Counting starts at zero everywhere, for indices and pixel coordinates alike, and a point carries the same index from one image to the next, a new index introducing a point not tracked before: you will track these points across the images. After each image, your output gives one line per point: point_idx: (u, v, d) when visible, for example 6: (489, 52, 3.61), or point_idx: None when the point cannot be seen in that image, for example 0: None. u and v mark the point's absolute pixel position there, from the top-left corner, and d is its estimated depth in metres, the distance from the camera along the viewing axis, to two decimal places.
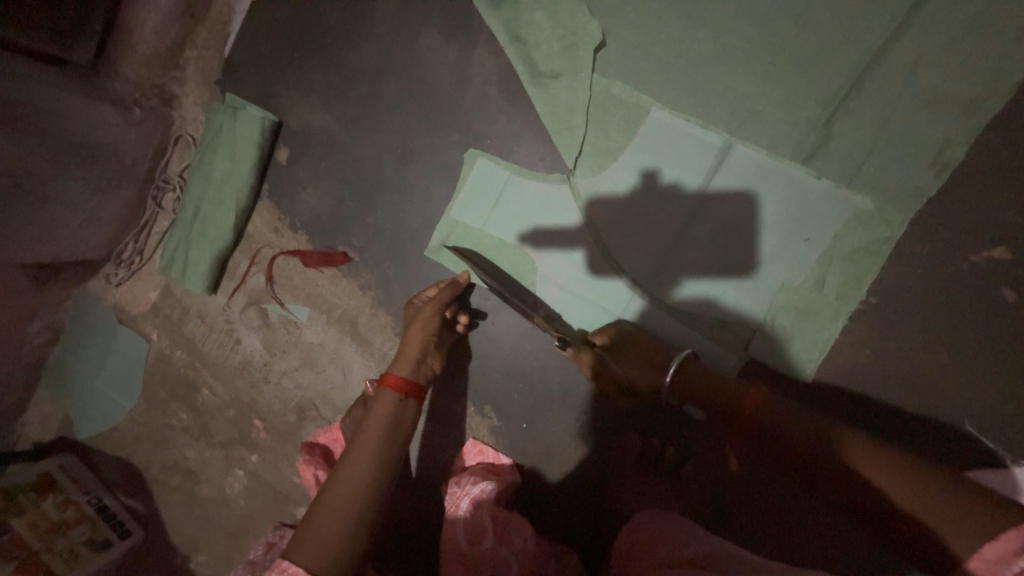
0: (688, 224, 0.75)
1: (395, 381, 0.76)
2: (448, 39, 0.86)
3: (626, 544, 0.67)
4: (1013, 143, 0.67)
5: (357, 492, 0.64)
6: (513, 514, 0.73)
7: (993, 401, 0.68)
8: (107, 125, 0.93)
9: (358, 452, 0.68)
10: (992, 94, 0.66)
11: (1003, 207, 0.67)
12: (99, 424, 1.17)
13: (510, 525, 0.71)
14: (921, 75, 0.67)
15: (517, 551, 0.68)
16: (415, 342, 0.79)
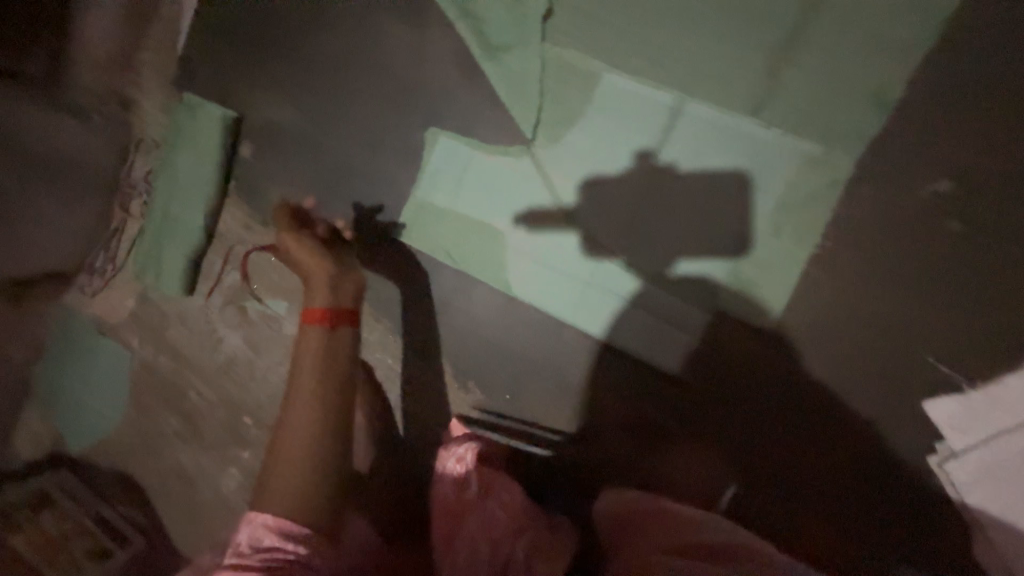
0: (648, 188, 0.78)
1: (318, 314, 0.77)
2: (401, 22, 0.86)
3: (623, 527, 0.74)
4: (952, 78, 0.69)
5: (310, 433, 0.68)
6: (501, 476, 0.76)
7: (952, 331, 0.71)
8: (67, 135, 0.95)
9: (299, 393, 0.71)
10: (927, 34, 0.68)
11: (946, 143, 0.69)
12: (91, 436, 1.17)
13: (496, 482, 0.73)
14: (857, 21, 0.69)
15: (504, 502, 0.70)
16: (321, 275, 0.78)
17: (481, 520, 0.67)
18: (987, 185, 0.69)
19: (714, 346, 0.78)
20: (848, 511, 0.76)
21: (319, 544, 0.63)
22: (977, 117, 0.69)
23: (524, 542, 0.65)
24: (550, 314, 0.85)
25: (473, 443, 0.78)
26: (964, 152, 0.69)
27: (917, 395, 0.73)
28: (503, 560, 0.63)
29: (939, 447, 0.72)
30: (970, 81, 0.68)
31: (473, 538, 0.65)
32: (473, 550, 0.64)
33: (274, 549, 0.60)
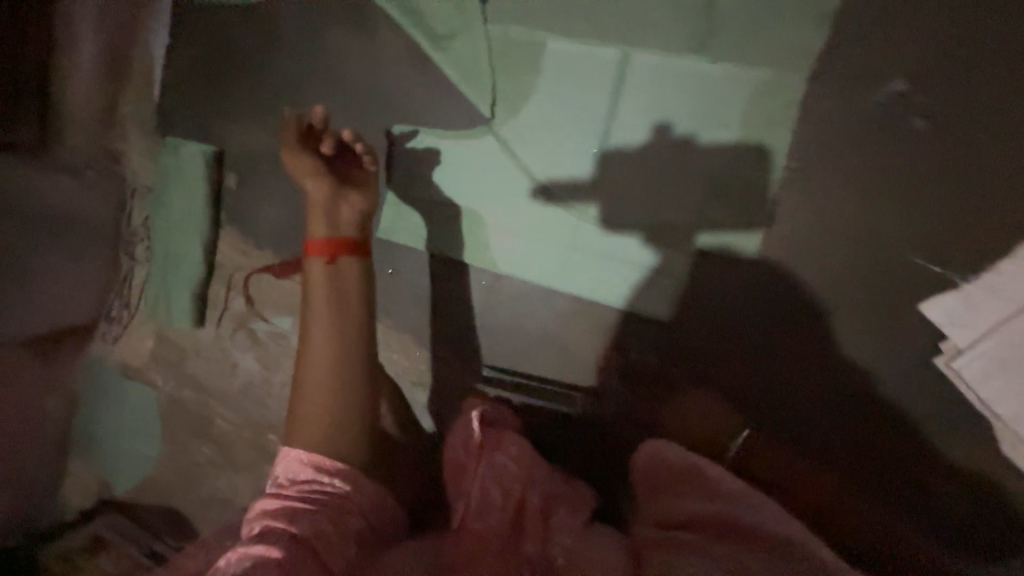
0: (610, 144, 0.80)
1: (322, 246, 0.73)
2: (352, 31, 0.90)
3: (656, 479, 0.68)
4: None
5: (339, 372, 0.67)
6: (506, 432, 0.74)
7: (930, 228, 0.72)
8: (65, 192, 1.02)
9: (316, 330, 0.69)
10: None
11: (889, 46, 0.71)
12: (133, 477, 1.22)
13: (502, 438, 0.71)
14: None
15: (514, 455, 0.68)
16: (320, 201, 0.76)
17: (491, 471, 0.66)
18: (932, 80, 0.71)
19: (701, 284, 0.80)
20: (850, 460, 0.78)
21: (358, 480, 0.64)
22: (913, 17, 0.71)
23: (540, 490, 0.67)
24: (540, 284, 0.87)
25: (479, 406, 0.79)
26: (909, 51, 0.71)
27: (913, 298, 0.74)
28: (518, 502, 0.64)
29: (944, 347, 0.73)
30: None
31: (483, 486, 0.65)
32: (485, 499, 0.64)
33: (314, 484, 0.62)
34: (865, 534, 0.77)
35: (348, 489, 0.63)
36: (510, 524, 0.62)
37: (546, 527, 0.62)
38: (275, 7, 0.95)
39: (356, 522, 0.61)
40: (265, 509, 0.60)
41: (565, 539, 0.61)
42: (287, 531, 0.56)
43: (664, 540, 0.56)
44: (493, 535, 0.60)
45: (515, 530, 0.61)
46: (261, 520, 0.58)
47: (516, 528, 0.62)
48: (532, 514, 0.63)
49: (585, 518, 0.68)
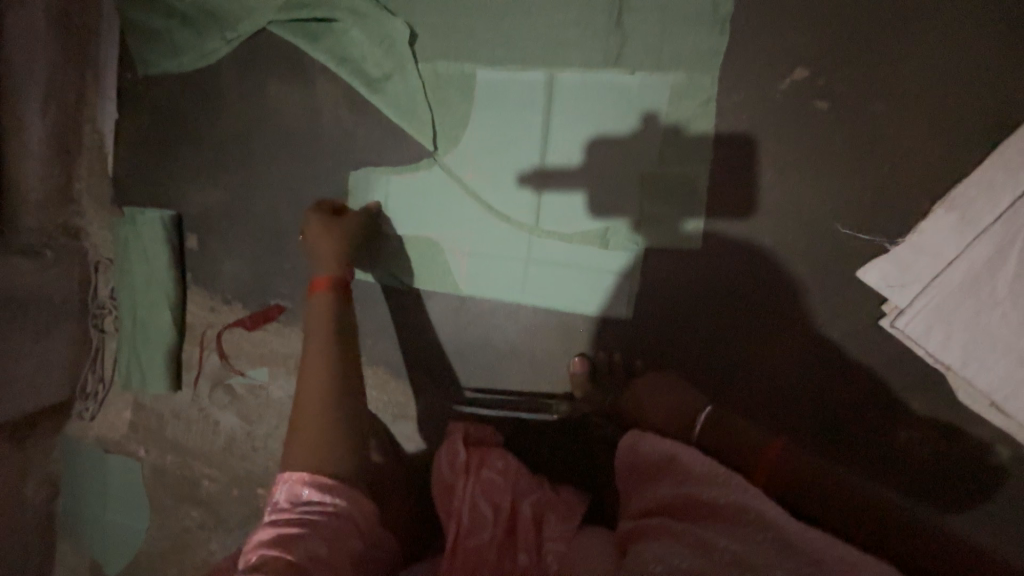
0: (548, 161, 0.84)
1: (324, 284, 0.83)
2: (291, 85, 0.94)
3: (637, 469, 0.70)
4: None
5: (329, 393, 0.73)
6: (491, 448, 0.78)
7: (848, 198, 0.78)
8: (26, 275, 0.98)
9: (311, 350, 0.77)
10: None
11: (783, 39, 0.77)
12: (123, 554, 1.18)
13: (488, 455, 0.76)
14: None
15: (501, 470, 0.73)
16: (315, 244, 0.85)
17: (479, 487, 0.70)
18: (833, 62, 0.77)
19: (658, 277, 0.84)
20: (852, 436, 0.81)
21: (357, 499, 0.66)
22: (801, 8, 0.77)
23: (530, 501, 0.70)
24: (502, 300, 0.90)
25: (461, 428, 0.83)
26: (802, 40, 0.77)
27: (850, 266, 0.79)
28: (508, 514, 0.68)
29: (886, 308, 0.78)
30: None
31: (472, 507, 0.68)
32: (476, 514, 0.67)
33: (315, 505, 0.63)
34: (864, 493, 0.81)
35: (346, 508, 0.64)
36: (502, 534, 0.65)
37: (539, 536, 0.65)
38: (214, 70, 0.98)
39: (353, 544, 0.62)
40: (263, 540, 0.58)
41: (558, 544, 0.62)
42: (285, 559, 0.55)
43: (637, 527, 0.61)
44: (487, 549, 0.63)
45: (509, 539, 0.65)
46: (256, 554, 0.56)
47: (508, 535, 0.66)
48: (524, 526, 0.66)
49: (574, 524, 0.68)
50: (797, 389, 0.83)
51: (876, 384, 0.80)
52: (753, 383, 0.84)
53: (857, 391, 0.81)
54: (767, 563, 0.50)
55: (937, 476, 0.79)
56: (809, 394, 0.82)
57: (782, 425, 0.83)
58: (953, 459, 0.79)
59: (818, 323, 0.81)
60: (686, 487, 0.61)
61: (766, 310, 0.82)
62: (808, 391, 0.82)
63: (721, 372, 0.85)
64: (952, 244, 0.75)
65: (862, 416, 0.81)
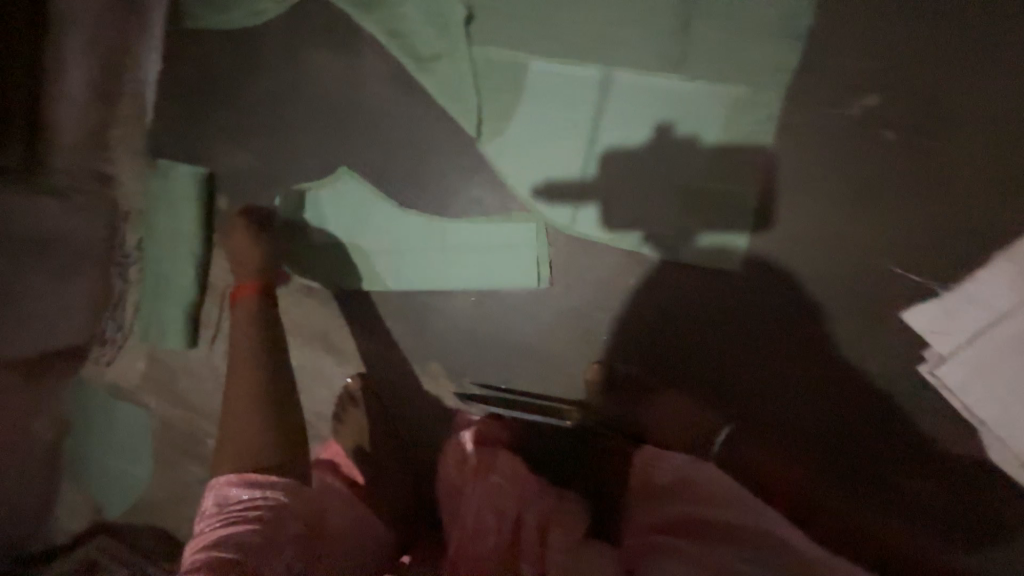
0: (592, 162, 0.82)
1: (248, 289, 0.89)
2: (336, 54, 0.92)
3: (644, 486, 0.73)
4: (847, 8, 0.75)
5: (259, 393, 0.80)
6: (500, 452, 0.79)
7: (898, 236, 0.76)
8: (51, 217, 0.99)
9: (237, 356, 0.83)
10: None
11: (856, 63, 0.75)
12: (125, 500, 1.21)
13: (497, 461, 0.77)
14: None
15: (508, 475, 0.74)
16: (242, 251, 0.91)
17: (486, 493, 0.71)
18: (907, 91, 0.74)
19: (690, 292, 0.83)
20: (881, 469, 0.79)
21: (290, 489, 0.71)
22: (876, 35, 0.74)
23: (533, 510, 0.69)
24: (526, 298, 0.89)
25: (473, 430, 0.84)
26: (872, 67, 0.75)
27: (895, 307, 0.77)
28: (512, 524, 0.66)
29: (927, 354, 0.76)
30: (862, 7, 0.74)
31: (480, 508, 0.69)
32: (481, 522, 0.67)
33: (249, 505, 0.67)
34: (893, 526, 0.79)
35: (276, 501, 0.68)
36: (505, 544, 0.64)
37: (543, 546, 0.63)
38: (260, 31, 0.96)
39: (296, 528, 0.67)
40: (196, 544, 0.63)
41: (563, 555, 0.61)
42: (216, 553, 0.61)
43: (645, 542, 0.64)
44: (489, 557, 0.63)
45: (511, 550, 0.63)
46: (191, 555, 0.61)
47: (511, 549, 0.64)
48: (528, 535, 0.65)
49: (580, 534, 0.67)
50: (823, 419, 0.80)
51: (901, 421, 0.78)
52: (774, 416, 0.82)
53: (884, 425, 0.79)
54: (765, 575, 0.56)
55: (968, 508, 0.77)
56: (834, 426, 0.80)
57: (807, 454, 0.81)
58: (985, 491, 0.77)
59: (851, 361, 0.79)
60: (698, 508, 0.65)
61: (797, 345, 0.80)
62: (833, 423, 0.80)
63: (745, 396, 0.83)
64: (1006, 297, 0.72)
65: (889, 450, 0.79)
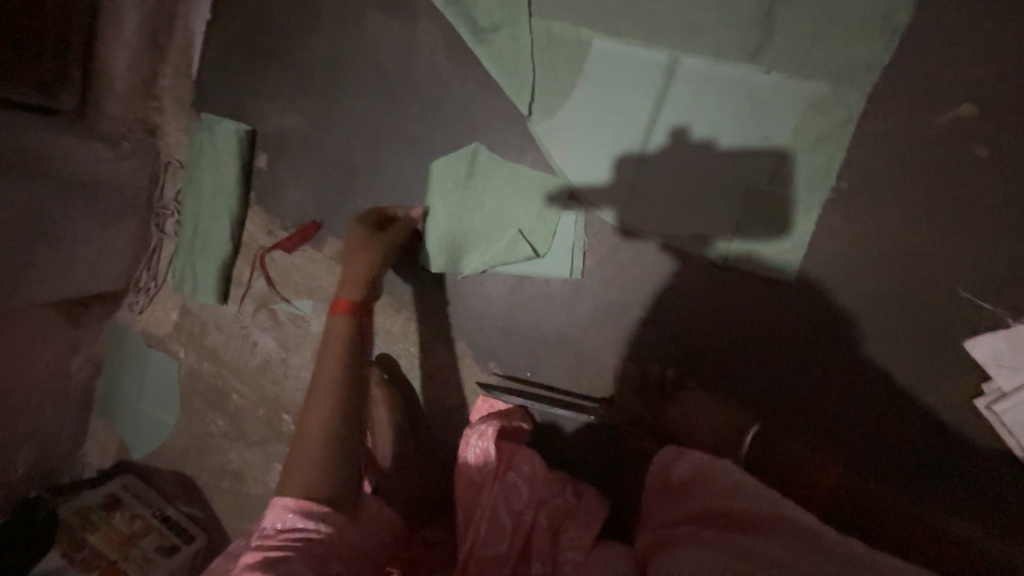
0: (650, 151, 0.80)
1: (345, 305, 0.80)
2: (392, 17, 0.89)
3: (667, 488, 0.70)
4: (940, 12, 0.72)
5: (331, 422, 0.72)
6: (519, 446, 0.76)
7: (951, 253, 0.75)
8: (101, 161, 0.99)
9: (319, 380, 0.74)
10: None
11: (944, 73, 0.72)
12: (150, 443, 1.25)
13: (514, 455, 0.74)
14: None
15: (526, 475, 0.71)
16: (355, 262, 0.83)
17: (501, 493, 0.69)
18: (995, 106, 0.71)
19: (733, 290, 0.82)
20: (899, 460, 0.79)
21: (342, 522, 0.66)
22: (969, 43, 0.71)
23: (546, 512, 0.69)
24: (565, 285, 0.88)
25: (494, 421, 0.82)
26: (958, 78, 0.72)
27: (958, 334, 0.76)
28: (525, 529, 0.67)
29: (987, 389, 0.75)
30: (957, 8, 0.71)
31: (495, 506, 0.68)
32: (494, 524, 0.66)
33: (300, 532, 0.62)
34: (917, 519, 0.78)
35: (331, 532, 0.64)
36: (518, 546, 0.66)
37: (554, 546, 0.66)
38: None
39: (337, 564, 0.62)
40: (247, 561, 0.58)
41: (573, 556, 0.62)
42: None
43: (659, 541, 0.62)
44: (501, 561, 0.64)
45: (523, 549, 0.66)
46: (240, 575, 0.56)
47: (524, 551, 0.66)
48: (539, 536, 0.66)
49: (593, 532, 0.68)
50: (846, 414, 0.81)
51: (924, 416, 0.78)
52: (802, 413, 0.82)
53: (906, 420, 0.79)
54: (803, 563, 0.51)
55: (989, 499, 0.77)
56: (858, 423, 0.80)
57: (828, 445, 0.81)
58: (1005, 482, 0.76)
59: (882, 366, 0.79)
60: (715, 502, 0.62)
61: (829, 349, 0.81)
62: (856, 420, 0.80)
63: (772, 390, 0.83)
64: None
65: (910, 443, 0.79)
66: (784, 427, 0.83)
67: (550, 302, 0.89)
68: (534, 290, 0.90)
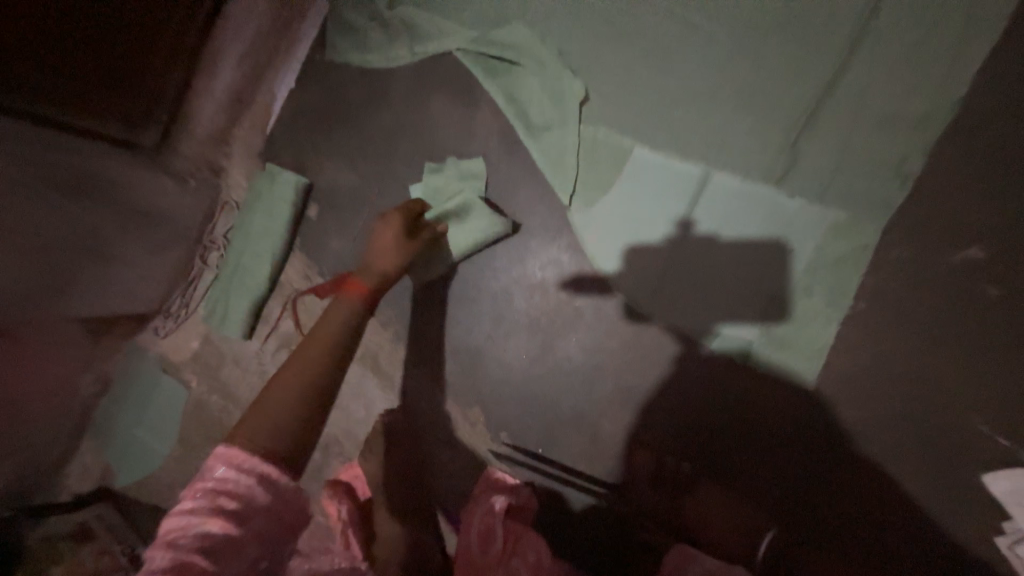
0: (679, 250, 0.87)
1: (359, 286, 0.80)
2: (455, 104, 1.00)
3: None
4: (948, 163, 0.80)
5: (285, 392, 0.65)
6: (528, 531, 0.76)
7: (965, 382, 0.77)
8: (165, 195, 1.06)
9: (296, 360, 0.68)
10: (906, 118, 0.81)
11: (953, 217, 0.79)
12: (137, 472, 1.21)
13: (521, 542, 0.74)
14: (846, 115, 0.83)
15: (530, 564, 0.71)
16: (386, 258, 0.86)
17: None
18: (1000, 249, 0.77)
19: (752, 390, 0.85)
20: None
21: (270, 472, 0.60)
22: (974, 192, 0.79)
23: None
24: (586, 364, 0.91)
25: (502, 497, 0.81)
26: (965, 221, 0.79)
27: (976, 465, 0.76)
28: None
29: (1008, 528, 0.75)
30: (961, 162, 0.80)
31: None
32: None
33: (190, 528, 0.54)
34: None
35: (266, 489, 0.58)
36: None
37: None
38: (391, 72, 1.06)
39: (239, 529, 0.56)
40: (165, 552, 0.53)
41: None
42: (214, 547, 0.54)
43: None
44: None
45: None
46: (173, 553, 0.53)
47: None
48: None
49: None
50: (858, 526, 0.80)
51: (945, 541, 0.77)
52: (821, 531, 0.82)
53: (925, 541, 0.78)
54: None
55: None
56: (871, 537, 0.80)
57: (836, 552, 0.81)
58: None
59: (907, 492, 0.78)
60: None
61: (850, 469, 0.81)
62: (869, 534, 0.80)
63: (784, 493, 0.83)
64: None
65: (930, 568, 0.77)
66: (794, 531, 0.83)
67: (569, 380, 0.91)
68: (554, 364, 0.92)
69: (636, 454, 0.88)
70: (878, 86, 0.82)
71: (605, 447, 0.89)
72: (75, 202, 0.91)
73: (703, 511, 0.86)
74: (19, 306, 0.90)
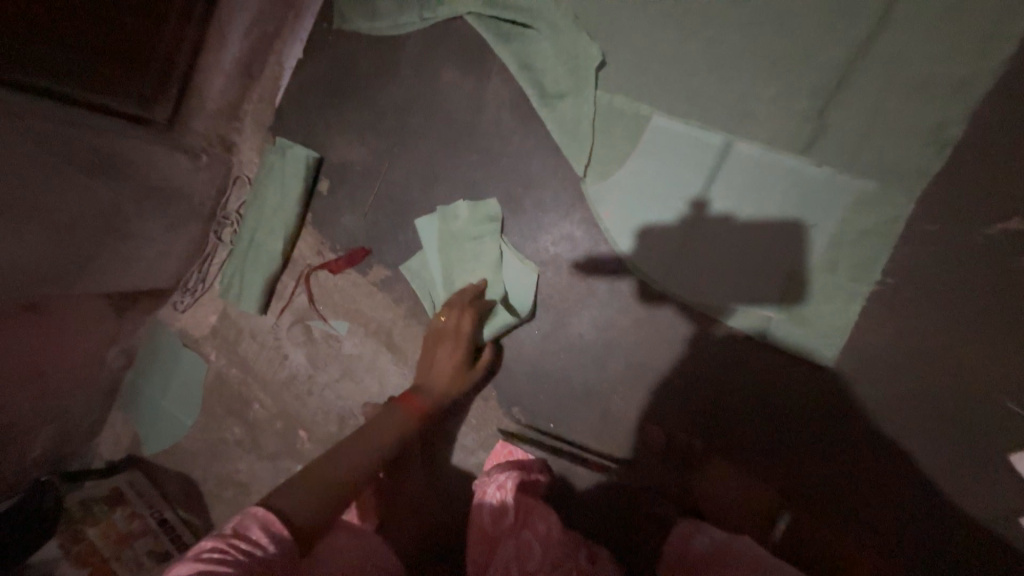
0: (696, 223, 0.84)
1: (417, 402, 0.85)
2: (466, 74, 0.97)
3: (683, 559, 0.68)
4: (990, 129, 0.75)
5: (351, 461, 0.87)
6: (537, 505, 0.77)
7: (997, 362, 0.73)
8: (182, 170, 1.05)
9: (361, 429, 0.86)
10: (947, 80, 0.75)
11: (991, 187, 0.75)
12: (163, 441, 1.26)
13: (531, 515, 0.74)
14: (882, 78, 0.77)
15: (540, 536, 0.70)
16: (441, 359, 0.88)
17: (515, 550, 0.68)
18: None
19: (770, 366, 0.83)
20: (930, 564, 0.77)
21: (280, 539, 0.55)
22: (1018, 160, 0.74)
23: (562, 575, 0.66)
24: (599, 340, 0.90)
25: (512, 471, 0.82)
26: (1007, 191, 0.74)
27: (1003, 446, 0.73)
28: None
29: None
30: (1005, 127, 0.74)
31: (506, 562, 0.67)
32: None
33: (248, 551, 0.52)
34: None
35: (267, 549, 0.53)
36: None
37: None
38: (400, 40, 1.03)
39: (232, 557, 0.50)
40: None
41: None
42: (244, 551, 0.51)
43: None
44: None
45: None
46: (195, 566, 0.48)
47: None
48: None
49: None
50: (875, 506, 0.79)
51: (963, 523, 0.76)
52: (833, 510, 0.81)
53: (941, 521, 0.76)
54: None
55: None
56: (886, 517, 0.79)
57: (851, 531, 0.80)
58: None
59: None
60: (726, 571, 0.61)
61: (869, 448, 0.79)
62: (885, 514, 0.79)
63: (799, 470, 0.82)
64: None
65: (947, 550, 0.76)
66: (809, 510, 0.82)
67: (582, 355, 0.91)
68: (566, 340, 0.91)
69: (648, 429, 0.88)
70: (919, 45, 0.76)
71: (616, 422, 0.89)
72: (93, 179, 0.89)
73: (716, 486, 0.85)
74: (47, 283, 0.91)
